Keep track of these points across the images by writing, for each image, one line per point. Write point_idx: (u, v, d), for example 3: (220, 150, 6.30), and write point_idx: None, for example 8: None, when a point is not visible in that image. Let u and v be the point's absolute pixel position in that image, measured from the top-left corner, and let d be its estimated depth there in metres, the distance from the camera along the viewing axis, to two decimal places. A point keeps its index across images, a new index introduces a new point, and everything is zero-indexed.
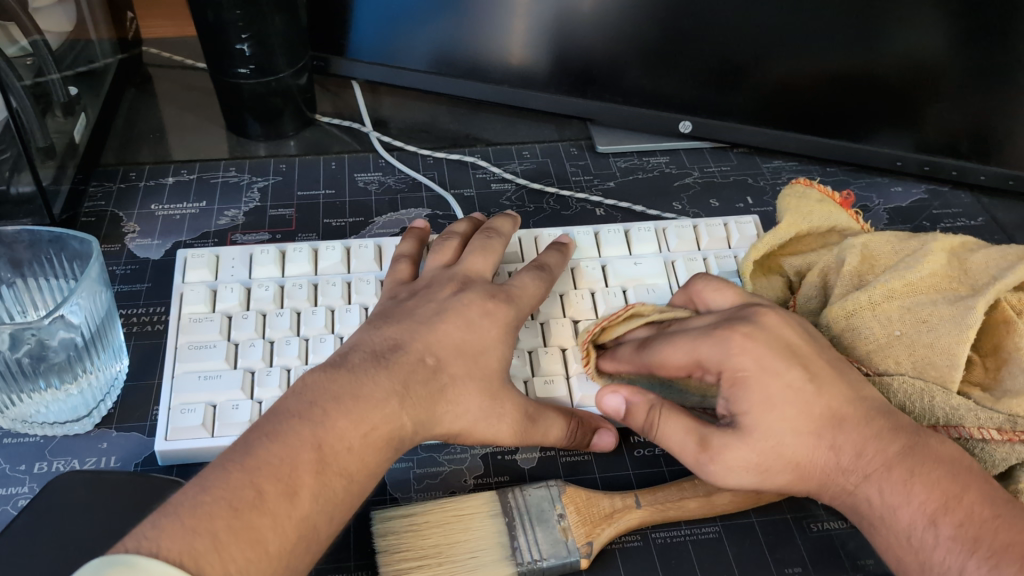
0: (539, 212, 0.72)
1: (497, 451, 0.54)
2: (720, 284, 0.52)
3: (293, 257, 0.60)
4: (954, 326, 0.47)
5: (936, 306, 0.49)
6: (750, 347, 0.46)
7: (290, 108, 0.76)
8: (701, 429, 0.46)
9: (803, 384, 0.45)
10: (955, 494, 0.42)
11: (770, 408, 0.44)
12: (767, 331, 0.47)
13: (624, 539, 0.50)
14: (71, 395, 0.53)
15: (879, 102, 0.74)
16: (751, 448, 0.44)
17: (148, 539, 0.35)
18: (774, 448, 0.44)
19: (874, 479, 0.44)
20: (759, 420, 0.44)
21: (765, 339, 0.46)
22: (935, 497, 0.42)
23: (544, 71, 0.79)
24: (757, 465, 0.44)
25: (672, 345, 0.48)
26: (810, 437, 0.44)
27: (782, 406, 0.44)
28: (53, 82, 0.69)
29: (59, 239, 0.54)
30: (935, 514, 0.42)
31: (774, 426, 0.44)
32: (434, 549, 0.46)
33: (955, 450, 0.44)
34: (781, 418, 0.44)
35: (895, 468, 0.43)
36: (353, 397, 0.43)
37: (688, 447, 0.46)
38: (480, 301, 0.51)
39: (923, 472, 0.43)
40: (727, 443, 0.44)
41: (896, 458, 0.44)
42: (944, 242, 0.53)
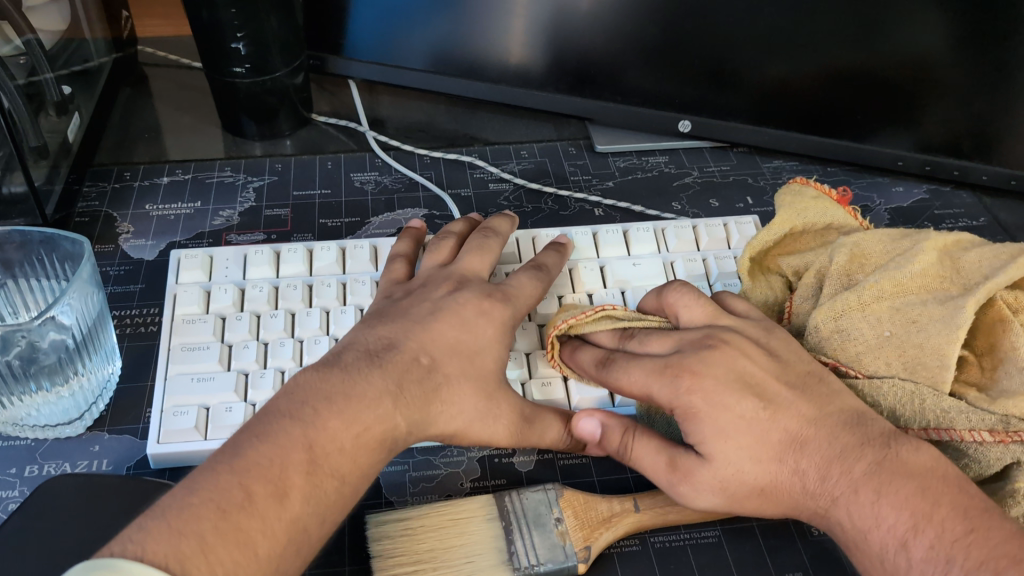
0: (538, 213, 0.72)
1: (494, 453, 0.54)
2: (690, 300, 0.51)
3: (288, 258, 0.59)
4: (944, 326, 0.47)
5: (926, 307, 0.48)
6: (697, 382, 0.45)
7: (286, 107, 0.76)
8: (670, 454, 0.46)
9: (757, 413, 0.44)
10: (926, 511, 0.40)
11: (722, 441, 0.44)
12: (721, 364, 0.46)
13: (622, 543, 0.50)
14: (62, 398, 0.52)
15: (880, 101, 0.73)
16: (712, 477, 0.44)
17: (135, 542, 0.34)
18: (734, 475, 0.44)
19: (842, 503, 0.42)
20: (717, 451, 0.44)
21: (716, 372, 0.45)
22: (905, 517, 0.40)
23: (542, 70, 0.78)
24: (719, 489, 0.44)
25: (630, 378, 0.48)
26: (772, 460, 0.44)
27: (736, 435, 0.44)
28: (47, 82, 0.68)
29: (50, 239, 0.53)
30: (906, 535, 0.40)
31: (747, 442, 0.44)
32: (429, 554, 0.46)
33: (929, 459, 0.42)
34: (737, 445, 0.44)
35: (862, 490, 0.42)
36: (345, 397, 0.43)
37: (659, 469, 0.46)
38: (476, 301, 0.51)
39: (891, 490, 0.41)
40: (692, 469, 0.45)
41: (862, 480, 0.42)
42: (935, 242, 0.52)
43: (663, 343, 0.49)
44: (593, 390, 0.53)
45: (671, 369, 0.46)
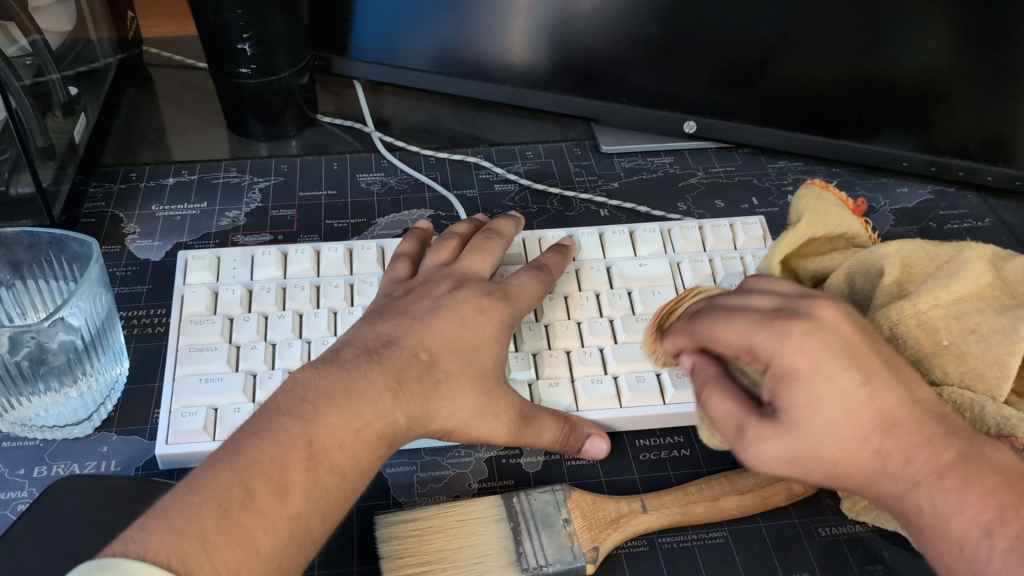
0: (543, 213, 0.72)
1: (502, 454, 0.54)
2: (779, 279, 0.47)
3: (295, 259, 0.59)
4: (1005, 337, 0.45)
5: (984, 316, 0.46)
6: (807, 343, 0.40)
7: (291, 108, 0.76)
8: (744, 416, 0.42)
9: (857, 388, 0.39)
10: (1014, 505, 0.37)
11: (816, 410, 0.39)
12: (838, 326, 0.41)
13: (630, 544, 0.50)
14: (71, 399, 0.52)
15: (883, 102, 0.73)
16: (788, 441, 0.40)
17: (136, 542, 0.34)
18: (811, 447, 0.40)
19: (924, 487, 0.39)
20: (801, 420, 0.39)
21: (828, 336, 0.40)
22: (991, 506, 0.37)
23: (546, 70, 0.78)
24: (791, 459, 0.41)
25: (725, 327, 0.44)
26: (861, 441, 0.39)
27: (830, 409, 0.39)
28: (53, 82, 0.68)
29: (59, 241, 0.54)
30: (990, 524, 0.37)
31: (838, 417, 0.39)
32: (437, 554, 0.46)
33: (1013, 459, 0.39)
34: (829, 420, 0.39)
35: (949, 477, 0.38)
36: (345, 393, 0.43)
37: (727, 426, 0.43)
38: (475, 299, 0.51)
39: (979, 480, 0.38)
40: (758, 435, 0.41)
41: (952, 472, 0.38)
42: (981, 251, 0.50)
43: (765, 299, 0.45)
44: (601, 390, 0.54)
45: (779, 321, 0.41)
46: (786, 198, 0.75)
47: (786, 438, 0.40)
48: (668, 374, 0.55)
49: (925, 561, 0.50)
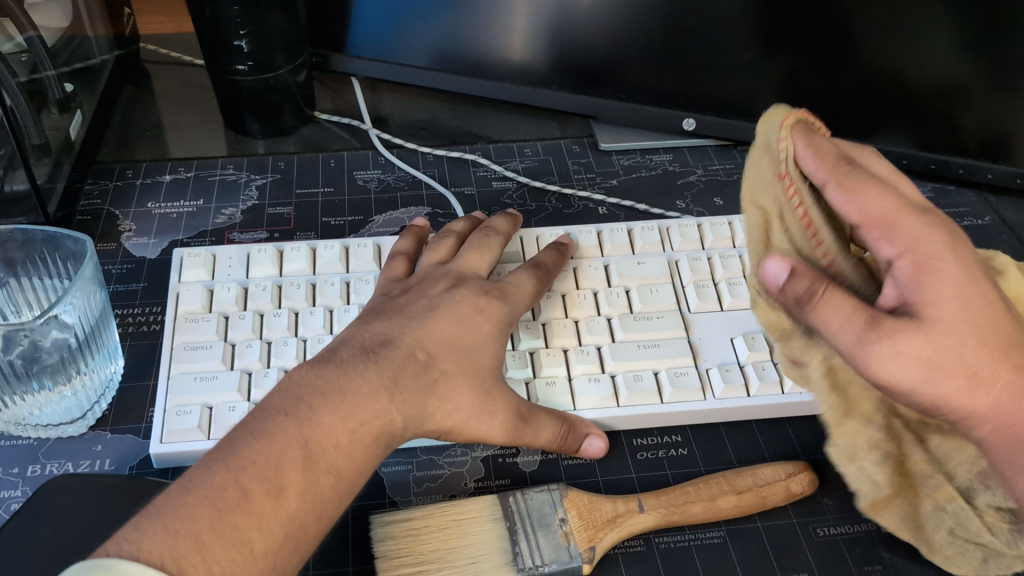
0: (541, 211, 0.71)
1: (498, 453, 0.54)
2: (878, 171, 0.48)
3: (291, 257, 0.59)
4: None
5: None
6: (949, 251, 0.41)
7: (289, 105, 0.75)
8: (873, 311, 0.40)
9: (991, 300, 0.41)
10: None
11: (955, 309, 0.40)
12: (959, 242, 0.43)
13: (627, 544, 0.50)
14: (65, 397, 0.52)
15: (884, 99, 0.73)
16: (938, 342, 0.39)
17: (130, 542, 0.34)
18: (951, 346, 0.39)
19: None
20: (940, 314, 0.39)
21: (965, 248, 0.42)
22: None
23: (545, 67, 0.78)
24: (927, 360, 0.39)
25: (844, 197, 0.43)
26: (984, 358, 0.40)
27: (966, 309, 0.40)
28: (49, 79, 0.68)
29: (53, 238, 0.53)
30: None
31: (969, 320, 0.40)
32: (434, 554, 0.45)
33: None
34: (968, 322, 0.40)
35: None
36: (340, 392, 0.43)
37: (849, 330, 0.40)
38: (472, 298, 0.51)
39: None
40: (896, 328, 0.39)
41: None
42: None
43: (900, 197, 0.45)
44: (598, 389, 0.53)
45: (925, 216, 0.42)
46: None
47: (932, 338, 0.39)
48: (666, 372, 0.55)
49: (922, 562, 0.50)
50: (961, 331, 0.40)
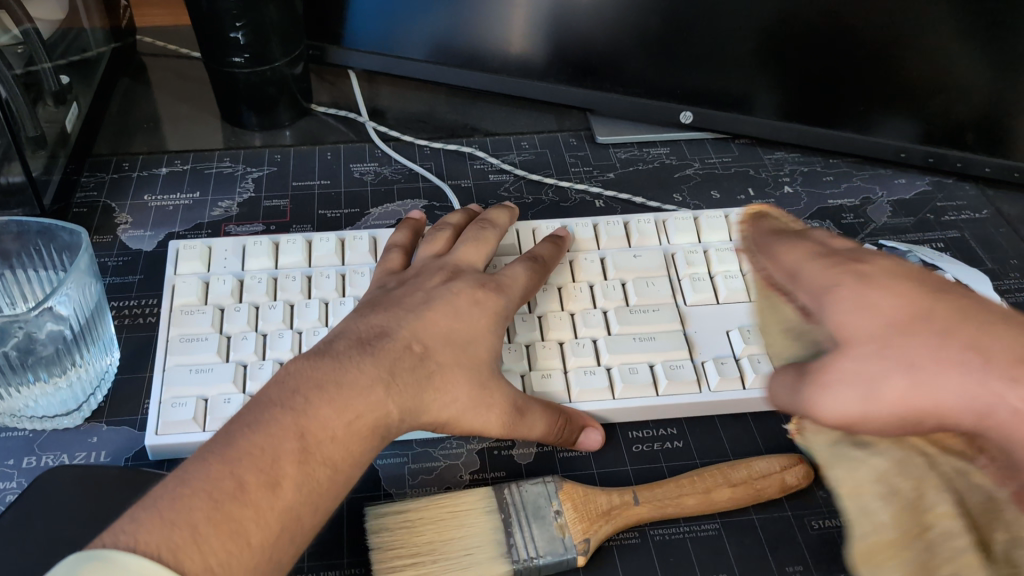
0: (538, 204, 0.71)
1: (494, 446, 0.54)
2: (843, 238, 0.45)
3: (286, 249, 0.59)
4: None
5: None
6: (863, 267, 0.40)
7: (285, 98, 0.75)
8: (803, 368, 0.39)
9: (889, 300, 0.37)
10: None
11: (867, 307, 0.37)
12: (877, 260, 0.40)
13: (622, 536, 0.50)
14: (60, 389, 0.52)
15: (882, 92, 0.73)
16: (856, 353, 0.36)
17: (126, 533, 0.34)
18: (867, 359, 0.35)
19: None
20: (855, 321, 0.37)
21: (882, 264, 0.40)
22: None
23: (543, 60, 0.78)
24: (857, 375, 0.35)
25: (772, 262, 0.46)
26: (921, 333, 0.35)
27: (874, 305, 0.37)
28: (45, 71, 0.67)
29: (48, 230, 0.53)
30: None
31: (882, 312, 0.36)
32: (428, 546, 0.46)
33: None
34: (887, 318, 0.36)
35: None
36: (336, 384, 0.43)
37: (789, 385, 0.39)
38: (469, 291, 0.51)
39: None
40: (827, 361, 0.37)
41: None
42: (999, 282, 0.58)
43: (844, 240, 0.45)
44: (592, 381, 0.53)
45: (825, 257, 0.42)
46: (782, 189, 0.75)
47: (848, 354, 0.36)
48: (661, 365, 0.55)
49: None
50: (898, 318, 0.36)
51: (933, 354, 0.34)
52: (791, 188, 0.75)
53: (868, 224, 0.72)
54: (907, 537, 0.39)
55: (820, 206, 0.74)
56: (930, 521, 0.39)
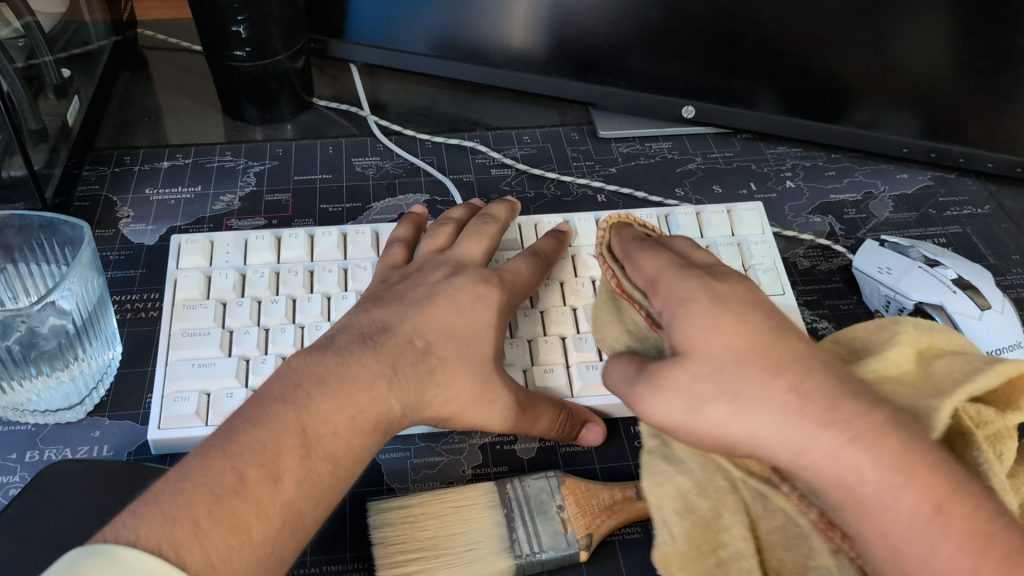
0: (539, 198, 0.71)
1: (496, 440, 0.54)
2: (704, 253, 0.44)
3: (288, 244, 0.59)
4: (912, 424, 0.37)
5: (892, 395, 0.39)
6: (711, 283, 0.39)
7: (287, 91, 0.75)
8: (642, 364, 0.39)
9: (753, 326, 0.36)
10: (955, 484, 0.31)
11: (720, 332, 0.36)
12: (735, 284, 0.39)
13: (625, 531, 0.50)
14: (63, 383, 0.52)
15: (884, 87, 0.73)
16: (693, 368, 0.36)
17: (127, 528, 0.34)
18: (710, 372, 0.35)
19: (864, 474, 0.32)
20: (700, 342, 0.36)
21: (736, 288, 0.39)
22: (937, 483, 0.31)
23: (545, 54, 0.77)
24: (688, 388, 0.36)
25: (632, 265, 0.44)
26: (753, 369, 0.35)
27: (727, 330, 0.36)
28: (46, 65, 0.67)
29: (51, 224, 0.53)
30: (941, 501, 0.31)
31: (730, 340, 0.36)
32: (430, 541, 0.46)
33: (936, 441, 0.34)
34: (731, 347, 0.36)
35: (885, 438, 0.32)
36: (339, 379, 0.43)
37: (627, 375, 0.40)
38: (471, 286, 0.51)
39: (919, 450, 0.32)
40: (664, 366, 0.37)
41: (880, 429, 0.33)
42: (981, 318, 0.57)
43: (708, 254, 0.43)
44: (595, 376, 0.53)
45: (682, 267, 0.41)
46: (784, 184, 0.75)
47: (688, 366, 0.36)
48: None
49: None
50: (739, 349, 0.36)
51: (763, 393, 0.34)
52: (793, 183, 0.75)
53: (870, 219, 0.72)
54: (699, 554, 0.37)
55: (823, 201, 0.74)
56: (724, 541, 0.37)
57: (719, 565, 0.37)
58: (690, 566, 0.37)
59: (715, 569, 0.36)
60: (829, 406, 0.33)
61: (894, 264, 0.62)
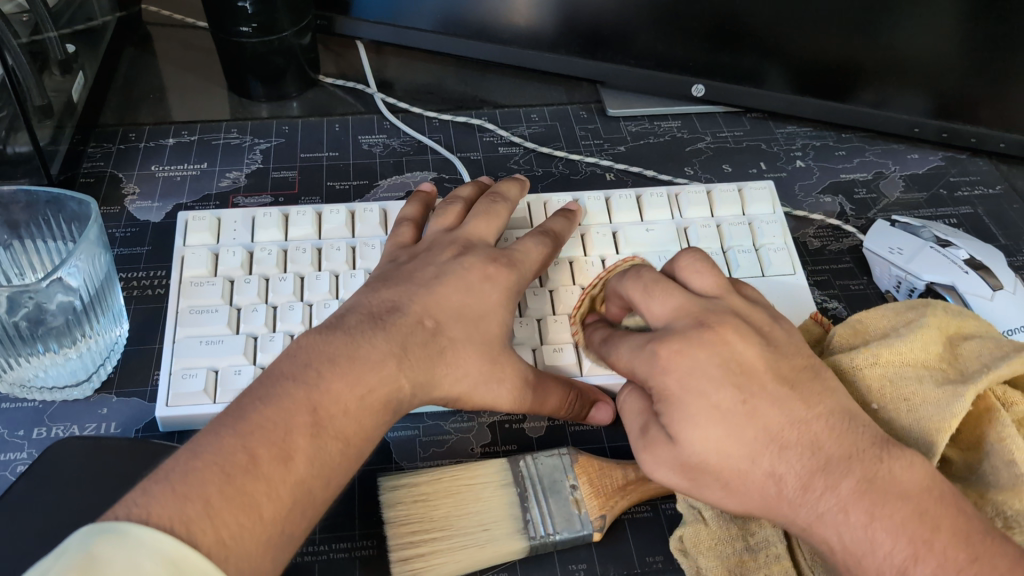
0: (547, 177, 0.71)
1: (505, 419, 0.53)
2: (660, 294, 0.45)
3: (296, 221, 0.58)
4: (937, 412, 0.42)
5: (921, 385, 0.44)
6: (677, 360, 0.41)
7: (293, 68, 0.74)
8: (650, 417, 0.43)
9: (734, 402, 0.40)
10: (924, 538, 0.35)
11: (696, 428, 0.40)
12: (699, 353, 0.41)
13: (635, 509, 0.50)
14: (70, 359, 0.52)
15: (895, 66, 0.72)
16: (682, 458, 0.40)
17: (140, 506, 0.34)
18: (698, 462, 0.40)
19: (830, 520, 0.37)
20: (681, 431, 0.40)
21: (699, 357, 0.41)
22: (903, 543, 0.35)
23: (553, 31, 0.77)
24: (683, 469, 0.41)
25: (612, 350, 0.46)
26: (735, 459, 0.39)
27: (705, 423, 0.40)
28: (50, 40, 0.66)
29: (57, 200, 0.53)
30: (904, 564, 0.35)
31: (717, 430, 0.40)
32: (442, 521, 0.46)
33: (923, 477, 0.37)
34: (711, 439, 0.39)
35: (852, 510, 0.37)
36: (349, 359, 0.42)
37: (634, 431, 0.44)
38: (481, 265, 0.50)
39: (886, 513, 0.36)
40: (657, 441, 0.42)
41: (851, 498, 0.37)
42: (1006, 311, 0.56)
43: (662, 303, 0.44)
44: None
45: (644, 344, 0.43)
46: (794, 163, 0.74)
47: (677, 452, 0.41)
48: None
49: None
50: (717, 442, 0.39)
51: (748, 480, 0.39)
52: (803, 163, 0.75)
53: (881, 200, 0.71)
54: (730, 538, 0.45)
55: (833, 180, 0.73)
56: (754, 530, 0.45)
57: (748, 549, 0.44)
58: (721, 544, 0.45)
59: (744, 552, 0.44)
60: (803, 484, 0.38)
61: (905, 244, 0.62)
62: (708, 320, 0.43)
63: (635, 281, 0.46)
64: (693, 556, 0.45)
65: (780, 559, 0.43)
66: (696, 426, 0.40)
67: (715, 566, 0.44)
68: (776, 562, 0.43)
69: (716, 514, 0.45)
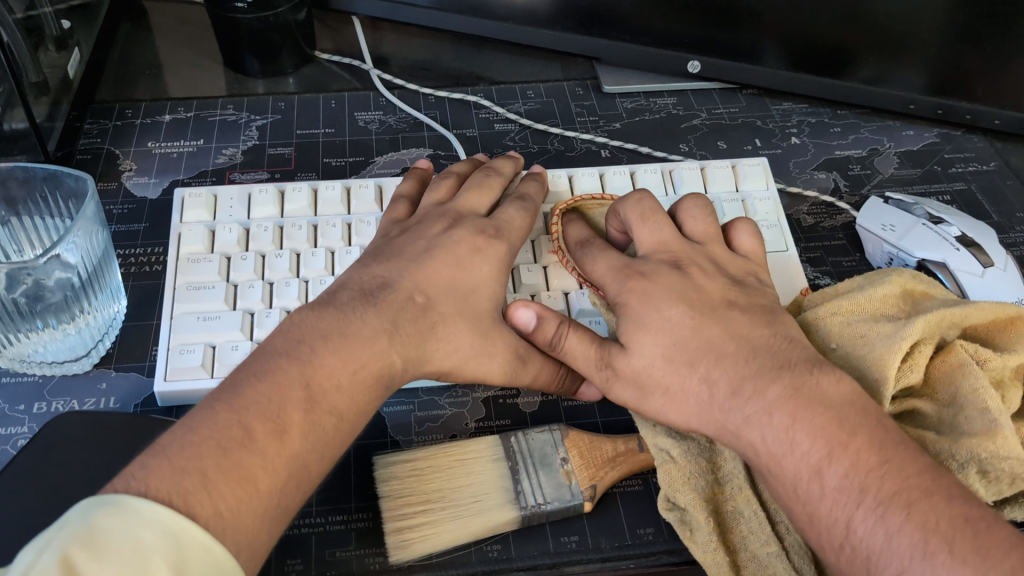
0: (544, 153, 0.71)
1: (499, 394, 0.54)
2: (658, 219, 0.51)
3: (292, 197, 0.59)
4: (887, 342, 0.44)
5: (876, 323, 0.45)
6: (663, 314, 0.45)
7: (288, 44, 0.74)
8: (602, 343, 0.47)
9: (684, 318, 0.45)
10: (840, 441, 0.38)
11: (645, 337, 0.45)
12: (663, 279, 0.47)
13: (626, 483, 0.50)
14: (69, 335, 0.52)
15: (892, 42, 0.72)
16: (635, 365, 0.45)
17: (137, 479, 0.34)
18: (646, 370, 0.45)
19: (754, 421, 0.41)
20: (638, 342, 0.45)
21: (661, 282, 0.47)
22: (820, 444, 0.38)
23: (550, 8, 0.76)
24: (634, 380, 0.45)
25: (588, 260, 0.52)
26: (676, 365, 0.44)
27: (657, 332, 0.45)
28: (45, 15, 0.66)
29: (54, 176, 0.53)
30: (820, 464, 0.38)
31: (665, 340, 0.44)
32: (436, 493, 0.46)
33: (851, 391, 0.40)
34: (661, 352, 0.44)
35: (776, 413, 0.40)
36: (341, 335, 0.43)
37: (589, 365, 0.47)
38: (471, 238, 0.51)
39: (807, 416, 0.39)
40: (615, 357, 0.46)
41: (776, 402, 0.40)
42: (998, 286, 0.56)
43: (651, 231, 0.51)
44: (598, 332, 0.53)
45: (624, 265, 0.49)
46: (789, 140, 0.75)
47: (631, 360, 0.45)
48: None
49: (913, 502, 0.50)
50: (663, 349, 0.44)
51: (684, 385, 0.43)
52: (798, 139, 0.75)
53: (875, 175, 0.72)
54: (700, 471, 0.45)
55: (828, 157, 0.73)
56: (721, 463, 0.46)
57: (717, 482, 0.45)
58: (694, 479, 0.45)
59: (714, 485, 0.45)
60: (733, 390, 0.42)
61: (897, 220, 0.62)
62: (681, 259, 0.49)
63: (635, 205, 0.52)
64: (672, 496, 0.45)
65: (744, 489, 0.44)
66: (648, 340, 0.45)
67: (693, 499, 0.44)
68: (741, 492, 0.45)
69: (684, 450, 0.45)
